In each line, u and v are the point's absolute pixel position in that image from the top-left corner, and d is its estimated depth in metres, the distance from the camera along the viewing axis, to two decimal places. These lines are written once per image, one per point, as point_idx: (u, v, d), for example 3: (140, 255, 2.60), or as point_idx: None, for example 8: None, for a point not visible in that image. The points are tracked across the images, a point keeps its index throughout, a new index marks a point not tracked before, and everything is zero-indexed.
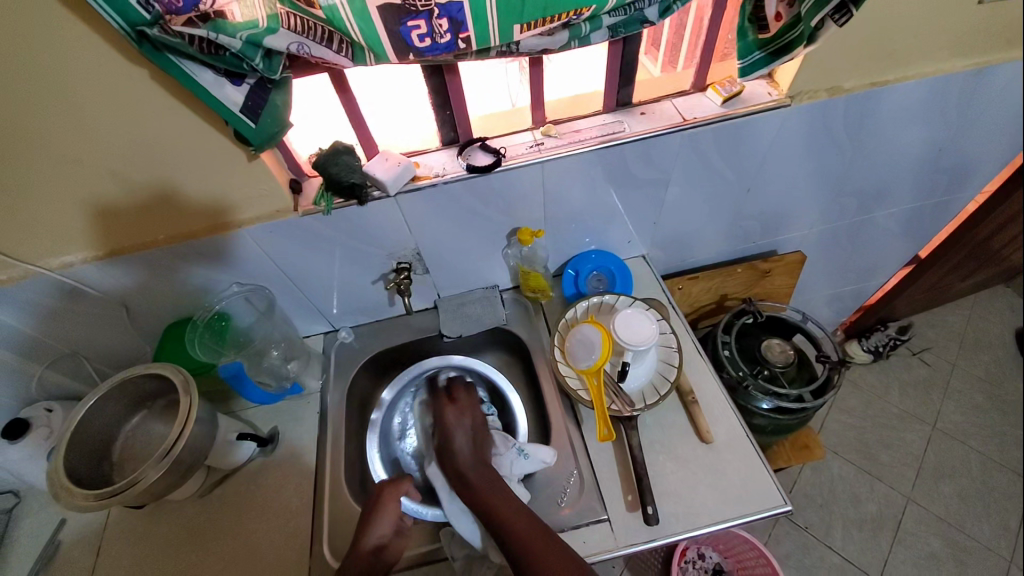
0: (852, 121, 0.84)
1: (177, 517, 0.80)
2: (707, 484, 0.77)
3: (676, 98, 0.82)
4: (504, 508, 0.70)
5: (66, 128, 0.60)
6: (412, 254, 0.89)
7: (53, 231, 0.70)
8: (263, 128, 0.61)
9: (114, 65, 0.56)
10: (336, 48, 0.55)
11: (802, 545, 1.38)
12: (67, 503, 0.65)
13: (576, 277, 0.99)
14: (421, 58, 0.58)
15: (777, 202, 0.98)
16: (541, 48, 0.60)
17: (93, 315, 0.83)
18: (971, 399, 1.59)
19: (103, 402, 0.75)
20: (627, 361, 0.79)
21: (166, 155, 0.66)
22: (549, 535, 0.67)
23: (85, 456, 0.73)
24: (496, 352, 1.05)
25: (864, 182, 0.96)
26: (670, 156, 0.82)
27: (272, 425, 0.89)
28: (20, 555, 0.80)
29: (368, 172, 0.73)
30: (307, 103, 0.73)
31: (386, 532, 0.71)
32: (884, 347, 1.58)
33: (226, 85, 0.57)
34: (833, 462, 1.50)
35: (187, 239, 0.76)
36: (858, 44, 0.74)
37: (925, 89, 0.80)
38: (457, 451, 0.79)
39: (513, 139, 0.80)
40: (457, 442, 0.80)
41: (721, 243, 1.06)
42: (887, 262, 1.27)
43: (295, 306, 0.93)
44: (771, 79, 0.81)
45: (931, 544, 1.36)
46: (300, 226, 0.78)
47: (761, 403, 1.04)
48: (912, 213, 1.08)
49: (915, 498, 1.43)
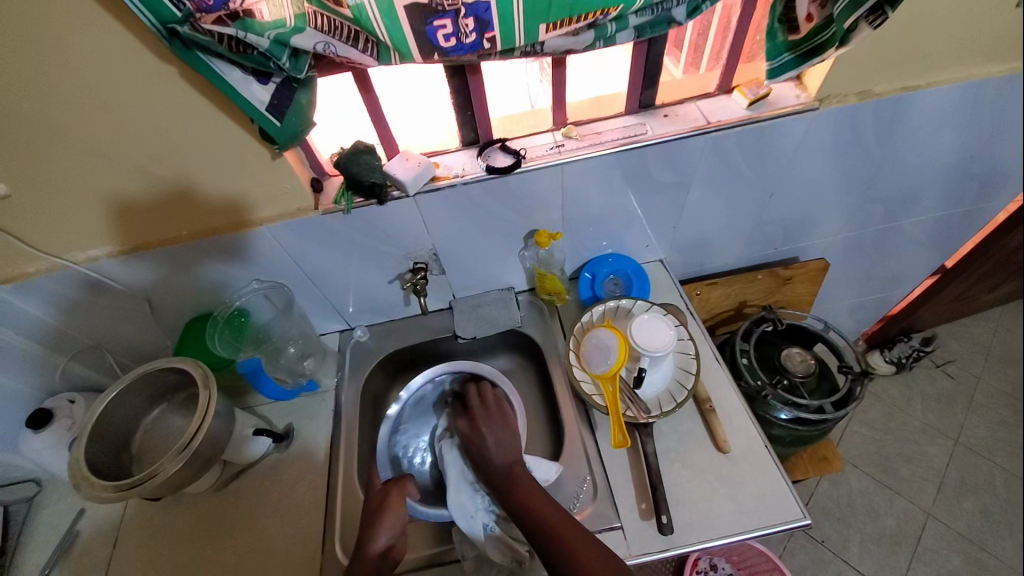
0: (881, 126, 0.82)
1: (193, 510, 0.81)
2: (724, 495, 0.76)
3: (700, 100, 0.81)
4: (554, 519, 0.67)
5: (96, 123, 0.61)
6: (429, 254, 0.89)
7: (81, 224, 0.72)
8: (287, 127, 0.61)
9: (144, 62, 0.57)
10: (362, 48, 0.55)
11: (818, 560, 1.34)
12: (87, 493, 0.66)
13: (593, 280, 0.98)
14: (446, 58, 0.58)
15: (800, 208, 0.95)
16: (566, 48, 0.60)
17: (117, 309, 0.84)
18: (997, 414, 1.53)
19: (125, 394, 0.76)
20: (643, 368, 0.78)
21: (190, 151, 0.67)
22: (572, 522, 0.66)
23: (104, 448, 0.74)
24: (510, 354, 1.05)
25: (893, 188, 0.93)
26: (692, 160, 0.81)
27: (287, 422, 0.89)
28: (39, 543, 0.82)
29: (388, 172, 0.74)
30: (329, 102, 0.73)
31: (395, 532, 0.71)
32: (906, 359, 1.54)
33: (253, 83, 0.57)
34: (851, 475, 1.46)
35: (209, 235, 0.77)
36: (889, 47, 0.72)
37: (959, 94, 0.78)
38: (487, 447, 0.78)
39: (534, 140, 0.80)
40: (487, 436, 0.80)
41: (741, 248, 1.04)
42: (912, 271, 1.23)
43: (312, 304, 0.94)
44: (799, 83, 0.80)
45: (952, 563, 1.31)
46: (320, 224, 0.78)
47: (779, 413, 1.02)
48: (942, 222, 1.05)
49: (937, 514, 1.38)
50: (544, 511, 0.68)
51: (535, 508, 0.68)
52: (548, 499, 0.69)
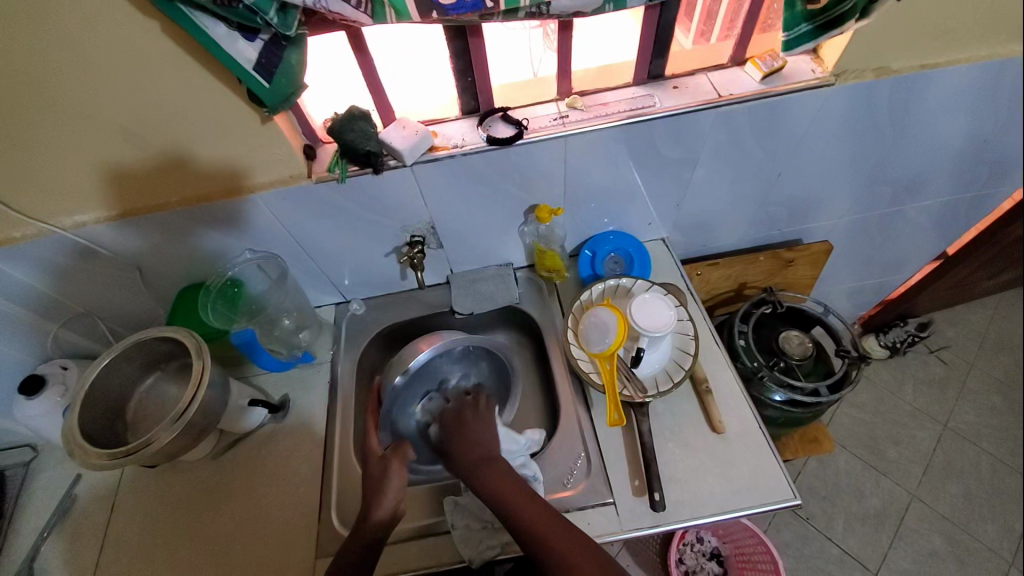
0: (898, 105, 0.78)
1: (190, 477, 0.82)
2: (716, 474, 0.77)
3: (712, 72, 0.78)
4: (518, 499, 0.67)
5: (77, 83, 0.58)
6: (426, 227, 0.87)
7: (68, 189, 0.70)
8: (277, 88, 0.58)
9: (124, 12, 0.54)
10: (356, 3, 0.52)
11: (801, 535, 1.38)
12: (82, 461, 0.66)
13: (593, 258, 0.96)
14: (444, 17, 0.54)
15: (808, 189, 0.93)
16: (573, 10, 0.56)
17: (108, 276, 0.83)
18: (987, 401, 1.55)
19: (117, 362, 0.75)
20: (642, 347, 0.78)
21: (176, 114, 0.64)
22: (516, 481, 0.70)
23: (97, 416, 0.73)
24: (507, 330, 1.04)
25: (903, 171, 0.91)
26: (700, 135, 0.78)
27: (283, 393, 0.89)
28: (38, 507, 0.83)
29: (384, 140, 0.70)
30: (324, 65, 0.69)
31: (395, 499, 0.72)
32: (901, 343, 1.55)
33: (238, 40, 0.54)
34: (840, 456, 1.49)
35: (199, 203, 0.75)
36: (913, 20, 0.68)
37: (981, 73, 0.74)
38: (471, 439, 0.77)
39: (537, 110, 0.77)
40: (471, 426, 0.79)
41: (744, 229, 1.02)
42: (914, 257, 1.22)
43: (306, 276, 0.92)
44: (815, 55, 0.76)
45: (933, 543, 1.35)
46: (315, 194, 0.76)
47: (774, 395, 1.02)
48: (950, 208, 1.03)
49: (921, 495, 1.41)
50: (507, 492, 0.68)
51: (501, 489, 0.69)
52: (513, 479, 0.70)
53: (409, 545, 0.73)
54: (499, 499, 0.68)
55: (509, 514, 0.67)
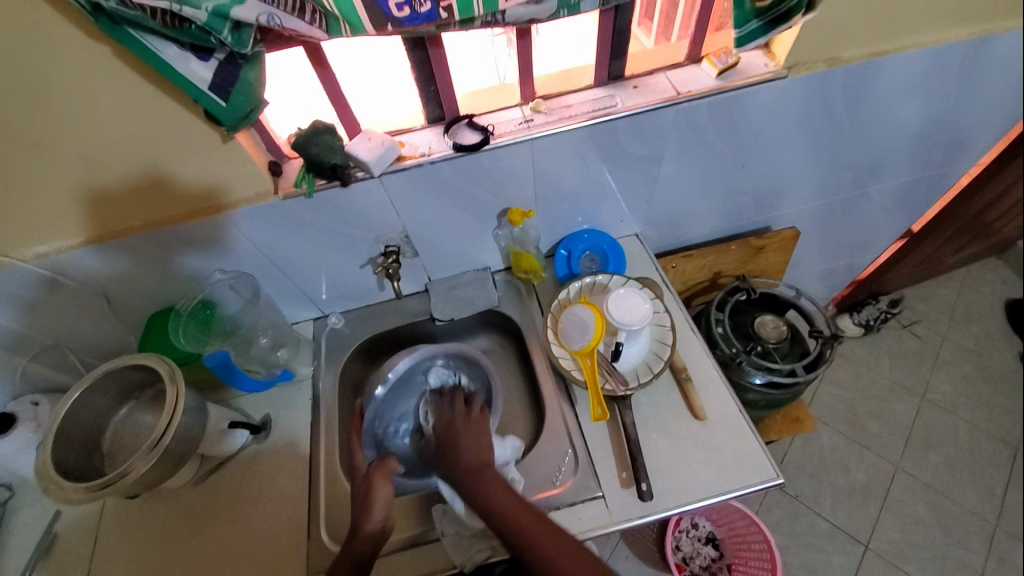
0: (851, 94, 0.82)
1: (172, 505, 0.80)
2: (701, 460, 0.78)
3: (669, 70, 0.80)
4: (505, 500, 0.69)
5: (28, 111, 0.57)
6: (400, 236, 0.86)
7: (25, 220, 0.67)
8: (235, 106, 0.58)
9: (72, 40, 0.53)
10: (310, 19, 0.52)
11: (792, 514, 1.42)
12: (57, 496, 0.64)
13: (569, 257, 0.97)
14: (401, 29, 0.55)
15: (772, 178, 0.96)
16: (529, 16, 0.57)
17: (76, 307, 0.80)
18: (959, 370, 1.61)
19: (89, 394, 0.73)
20: (620, 341, 0.80)
21: (134, 138, 0.63)
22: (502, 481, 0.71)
23: (71, 450, 0.71)
24: (490, 334, 1.04)
25: (860, 156, 0.95)
26: (665, 131, 0.80)
27: (265, 413, 0.88)
28: (16, 548, 0.80)
29: (350, 152, 0.71)
30: (285, 81, 0.69)
31: (385, 512, 0.71)
32: (874, 320, 1.60)
33: (191, 60, 0.54)
34: (823, 433, 1.53)
35: (166, 226, 0.73)
36: (859, 11, 0.71)
37: (927, 60, 0.78)
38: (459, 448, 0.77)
39: (501, 115, 0.77)
40: (461, 425, 0.81)
41: (714, 220, 1.05)
42: (881, 237, 1.26)
43: (281, 293, 0.91)
44: (768, 50, 0.79)
45: (917, 511, 1.40)
46: (285, 210, 0.75)
47: (753, 378, 1.05)
48: (910, 187, 1.07)
49: (903, 467, 1.47)
50: (494, 494, 0.69)
51: (489, 491, 0.70)
52: (499, 480, 0.71)
53: (401, 556, 0.73)
54: (484, 497, 0.69)
55: (496, 514, 0.68)
